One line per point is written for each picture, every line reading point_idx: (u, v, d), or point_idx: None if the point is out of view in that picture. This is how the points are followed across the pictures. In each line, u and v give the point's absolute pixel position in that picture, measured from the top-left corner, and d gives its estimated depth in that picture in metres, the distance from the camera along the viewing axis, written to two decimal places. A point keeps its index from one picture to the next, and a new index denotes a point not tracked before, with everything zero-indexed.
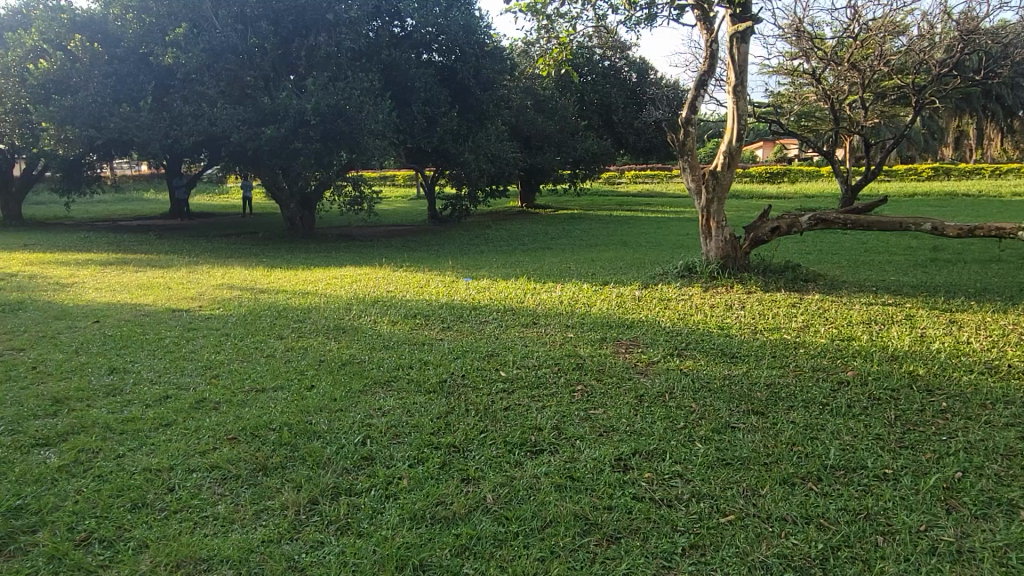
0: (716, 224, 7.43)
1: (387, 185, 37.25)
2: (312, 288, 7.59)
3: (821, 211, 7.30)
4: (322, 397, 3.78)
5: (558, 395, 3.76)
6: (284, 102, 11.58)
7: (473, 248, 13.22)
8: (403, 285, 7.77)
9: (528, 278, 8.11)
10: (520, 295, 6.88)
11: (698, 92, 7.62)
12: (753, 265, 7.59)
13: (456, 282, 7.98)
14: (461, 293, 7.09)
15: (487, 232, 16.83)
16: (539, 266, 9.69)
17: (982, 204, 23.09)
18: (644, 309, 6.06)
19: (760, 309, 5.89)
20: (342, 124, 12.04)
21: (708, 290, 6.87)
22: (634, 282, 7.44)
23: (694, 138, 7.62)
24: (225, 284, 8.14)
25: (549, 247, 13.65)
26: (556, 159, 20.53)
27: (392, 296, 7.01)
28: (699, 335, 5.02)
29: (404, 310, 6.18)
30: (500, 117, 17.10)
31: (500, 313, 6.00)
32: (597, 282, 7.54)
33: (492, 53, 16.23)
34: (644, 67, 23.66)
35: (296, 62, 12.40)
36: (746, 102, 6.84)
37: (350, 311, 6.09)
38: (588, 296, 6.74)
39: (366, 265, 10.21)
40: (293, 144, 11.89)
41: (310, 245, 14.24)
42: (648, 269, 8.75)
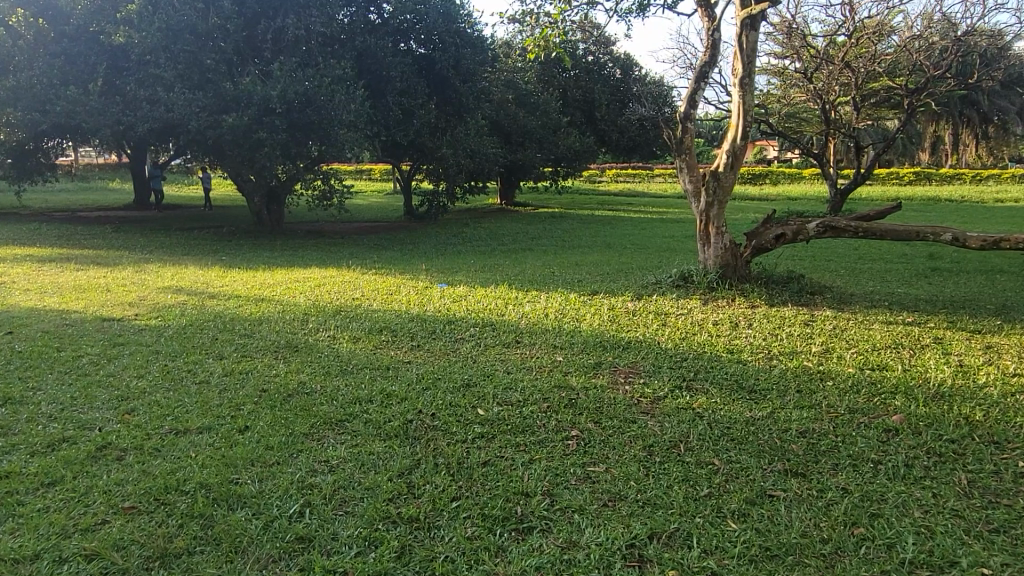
0: (715, 230, 6.77)
1: (362, 179, 36.27)
2: (270, 295, 6.83)
3: (830, 217, 6.68)
4: (255, 445, 3.06)
5: (548, 445, 3.06)
6: (247, 89, 10.77)
7: (450, 248, 12.50)
8: (372, 292, 7.03)
9: (509, 285, 7.41)
10: (500, 306, 6.18)
11: (699, 85, 6.95)
12: (754, 276, 6.96)
13: (429, 289, 7.25)
14: (436, 303, 6.38)
15: (465, 231, 16.12)
16: (520, 271, 8.99)
17: (967, 209, 22.82)
18: (639, 327, 5.38)
19: (770, 329, 5.24)
20: (311, 113, 11.26)
21: (708, 304, 6.22)
22: (626, 292, 6.78)
23: (693, 135, 6.95)
24: (171, 287, 7.34)
25: (529, 248, 12.98)
26: (537, 156, 19.86)
27: (359, 305, 6.27)
28: (708, 361, 4.34)
29: (370, 323, 5.46)
30: (480, 111, 16.39)
31: (478, 329, 5.31)
32: (585, 292, 6.86)
33: (473, 43, 15.50)
34: (628, 63, 23.05)
35: (262, 47, 11.59)
36: (754, 96, 6.18)
37: (307, 325, 5.35)
38: (576, 309, 6.06)
39: (333, 266, 9.47)
40: (256, 134, 11.08)
41: (277, 242, 13.42)
42: (639, 276, 8.08)
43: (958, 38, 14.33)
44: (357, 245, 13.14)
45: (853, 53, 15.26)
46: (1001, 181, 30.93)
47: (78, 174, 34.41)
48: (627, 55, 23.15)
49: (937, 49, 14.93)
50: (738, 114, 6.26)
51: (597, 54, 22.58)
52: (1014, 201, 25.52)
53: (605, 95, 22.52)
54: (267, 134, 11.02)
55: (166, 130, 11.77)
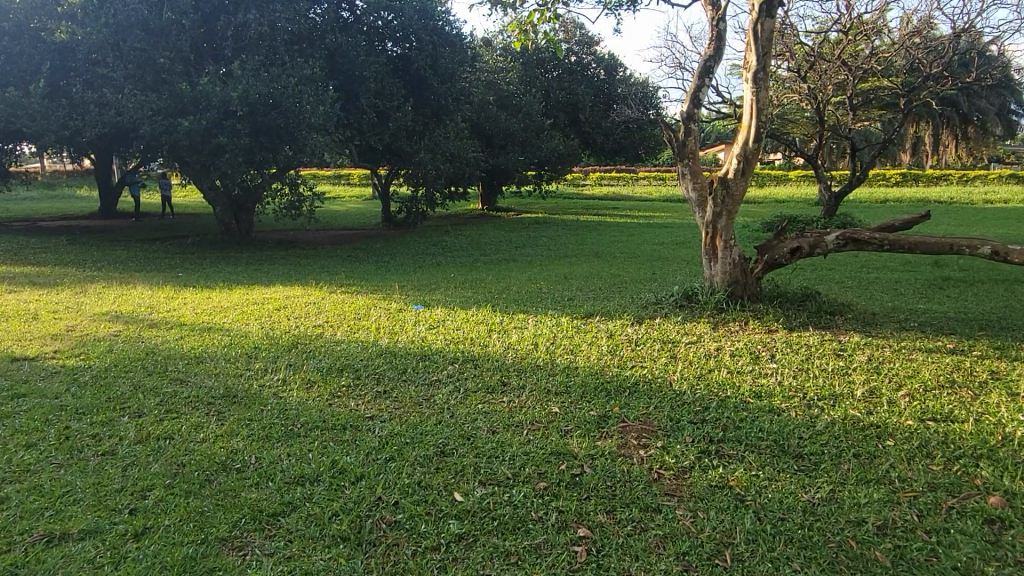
0: (724, 244, 6.04)
1: (340, 185, 35.29)
2: (222, 322, 6.01)
3: (851, 228, 5.97)
4: (150, 563, 2.26)
5: (550, 556, 2.29)
6: (205, 89, 9.94)
7: (428, 261, 11.72)
8: (338, 317, 6.22)
9: (492, 306, 6.61)
10: (483, 335, 5.39)
11: (703, 81, 6.21)
12: (766, 294, 6.24)
13: (403, 313, 6.44)
14: (411, 331, 5.58)
15: (444, 240, 15.33)
16: (505, 288, 8.21)
17: (958, 211, 22.37)
18: (646, 361, 4.62)
19: (797, 363, 4.49)
20: (277, 117, 10.47)
21: (718, 330, 5.47)
22: (625, 315, 6.02)
23: (697, 138, 6.22)
24: (109, 313, 6.49)
25: (513, 258, 12.24)
26: (520, 160, 19.12)
27: (321, 335, 5.46)
28: (735, 412, 3.57)
29: (332, 360, 4.64)
30: (460, 114, 15.63)
31: (459, 366, 4.52)
32: (578, 315, 6.09)
33: (451, 42, 14.74)
34: (613, 63, 22.39)
35: (223, 45, 10.76)
36: (769, 93, 5.45)
37: (256, 364, 4.53)
38: (569, 338, 5.29)
39: (298, 283, 8.66)
40: (216, 138, 10.22)
41: (244, 255, 12.57)
42: (637, 293, 7.32)
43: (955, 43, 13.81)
44: (330, 257, 12.32)
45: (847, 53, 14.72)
46: (987, 182, 30.64)
47: (43, 181, 33.13)
48: (611, 55, 22.47)
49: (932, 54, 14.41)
50: (750, 114, 5.52)
51: (580, 55, 21.91)
52: (1003, 201, 25.15)
53: (589, 97, 21.82)
54: (228, 139, 10.20)
55: (118, 135, 10.89)
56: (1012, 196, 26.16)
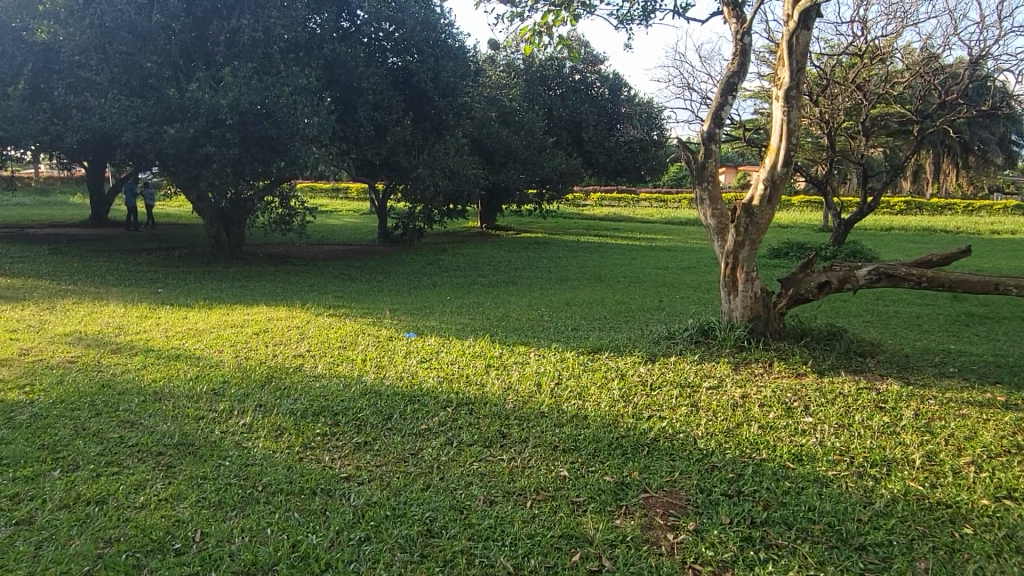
0: (745, 276, 5.54)
1: (338, 198, 34.80)
2: (194, 348, 5.46)
3: (885, 263, 5.47)
4: None
5: None
6: (193, 96, 9.47)
7: (424, 282, 11.21)
8: (322, 345, 5.68)
9: (490, 337, 6.08)
10: (479, 373, 4.85)
11: (725, 99, 5.74)
12: (789, 331, 5.73)
13: (392, 342, 5.90)
14: (401, 365, 5.04)
15: (441, 258, 14.84)
16: (504, 314, 7.68)
17: (965, 241, 21.96)
18: (664, 410, 4.09)
19: (835, 417, 3.97)
20: (269, 127, 10.01)
21: (740, 372, 4.96)
22: (636, 351, 5.50)
23: (717, 160, 5.73)
24: (73, 334, 5.94)
25: (511, 280, 11.74)
26: (521, 178, 18.66)
27: (300, 368, 4.92)
28: (775, 482, 3.05)
29: (309, 400, 4.10)
30: (461, 129, 15.20)
31: (452, 412, 3.99)
32: (583, 350, 5.57)
33: (454, 56, 14.32)
34: (617, 82, 22.02)
35: (214, 50, 10.29)
36: (801, 113, 4.96)
37: (221, 403, 3.98)
38: (577, 379, 4.76)
39: (283, 303, 8.15)
40: (204, 148, 9.74)
41: (232, 269, 12.05)
42: (647, 325, 6.80)
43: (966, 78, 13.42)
44: (321, 274, 11.81)
45: (857, 78, 14.33)
46: (992, 212, 30.28)
47: (36, 187, 32.60)
48: (616, 74, 22.10)
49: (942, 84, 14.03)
50: (779, 137, 5.03)
51: (584, 73, 21.55)
52: (1010, 232, 24.77)
53: (592, 116, 21.42)
54: (217, 149, 9.72)
55: (102, 141, 10.40)
56: (1018, 227, 25.79)
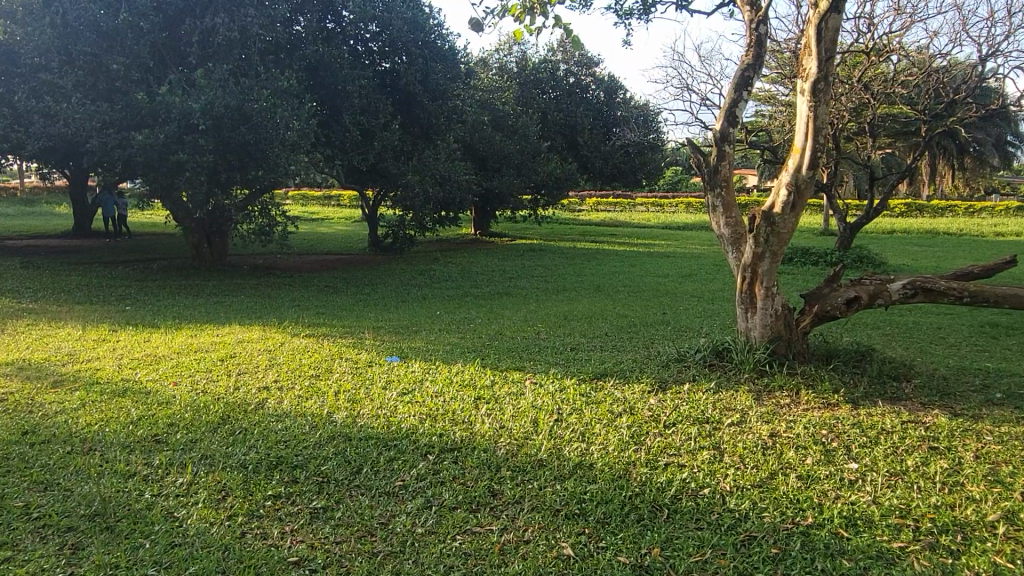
0: (765, 292, 4.96)
1: (329, 206, 34.16)
2: (145, 380, 4.83)
3: (920, 278, 4.89)
4: None
5: None
6: (163, 100, 8.88)
7: (413, 294, 10.60)
8: (292, 375, 5.04)
9: (479, 362, 5.46)
10: (469, 410, 4.23)
11: (739, 95, 5.16)
12: (813, 352, 5.16)
13: (370, 369, 5.28)
14: (380, 400, 4.41)
15: (432, 268, 14.24)
16: (498, 333, 7.07)
17: (970, 243, 21.42)
18: (684, 455, 3.49)
19: (885, 462, 3.39)
20: (246, 132, 9.41)
21: (763, 403, 4.38)
22: (643, 379, 4.89)
23: (731, 162, 5.15)
24: (14, 364, 5.32)
25: (505, 292, 11.15)
26: (516, 183, 18.07)
27: (262, 405, 4.28)
28: (831, 563, 2.49)
29: (266, 450, 3.48)
30: (452, 134, 14.63)
31: (434, 463, 3.37)
32: (585, 377, 4.97)
33: (444, 57, 13.76)
34: (613, 84, 21.48)
35: (187, 51, 9.69)
36: (831, 109, 4.38)
37: (161, 454, 3.37)
38: (579, 415, 4.15)
39: (259, 322, 7.53)
40: (175, 155, 9.13)
41: (210, 283, 11.43)
42: (654, 346, 6.19)
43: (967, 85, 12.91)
44: (305, 288, 11.20)
45: (860, 78, 13.81)
46: (995, 214, 29.78)
47: (20, 197, 31.89)
48: (611, 76, 21.56)
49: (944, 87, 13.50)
50: (804, 136, 4.44)
51: (578, 76, 21.05)
52: (1015, 234, 24.23)
53: (587, 119, 20.86)
54: (189, 156, 9.11)
55: (69, 148, 9.78)
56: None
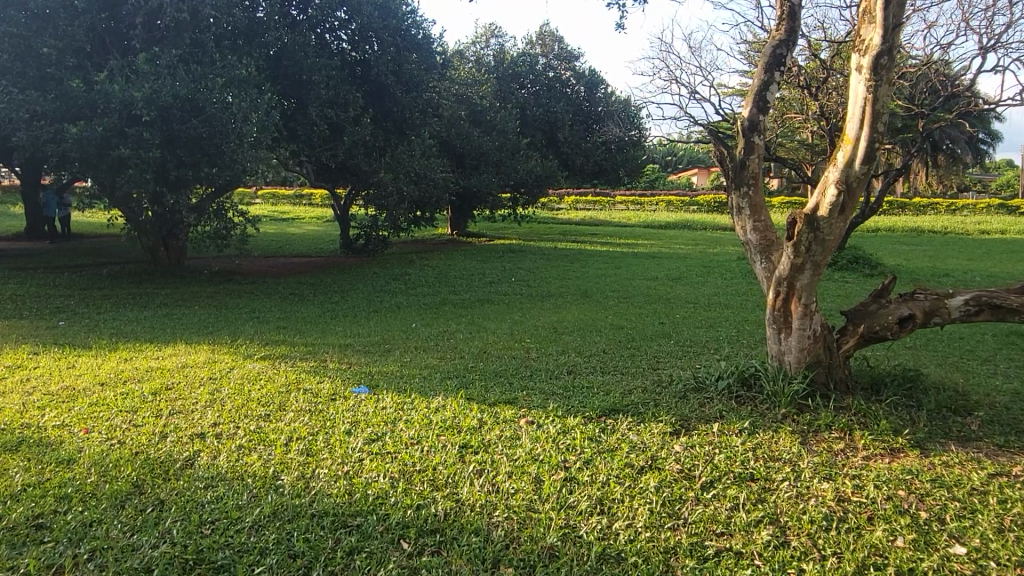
0: (803, 311, 4.19)
1: (300, 205, 33.11)
2: (50, 427, 3.92)
3: (985, 294, 4.13)
4: None
5: None
6: (102, 89, 7.97)
7: (386, 303, 9.72)
8: (237, 415, 4.16)
9: (462, 394, 4.62)
10: (454, 466, 3.39)
11: (769, 78, 4.35)
12: (856, 379, 4.39)
13: (334, 405, 4.42)
14: (341, 454, 3.54)
15: (407, 272, 13.34)
16: (483, 351, 6.23)
17: (958, 242, 20.95)
18: (738, 537, 2.69)
19: (1001, 547, 2.61)
20: (198, 125, 8.51)
21: (814, 451, 3.58)
22: (661, 418, 4.08)
23: (760, 156, 4.35)
24: None
25: (487, 299, 10.31)
26: (494, 182, 17.22)
27: (192, 462, 3.40)
28: None
29: (182, 541, 2.62)
30: (427, 128, 13.78)
31: (411, 559, 2.52)
32: (591, 415, 4.15)
33: (418, 47, 12.92)
34: (594, 79, 20.78)
35: (131, 35, 8.77)
36: (892, 93, 3.58)
37: (35, 553, 2.49)
38: (591, 471, 3.33)
39: (211, 340, 6.64)
40: (116, 149, 8.18)
41: (163, 291, 10.46)
42: (663, 371, 5.40)
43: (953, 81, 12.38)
44: (267, 296, 10.28)
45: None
46: (975, 211, 29.52)
47: None
48: (592, 71, 20.85)
49: (937, 81, 12.93)
50: (858, 124, 3.65)
51: (558, 70, 20.43)
52: (1000, 232, 23.84)
53: (568, 115, 20.12)
54: (131, 151, 8.15)
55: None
56: (1007, 227, 24.91)
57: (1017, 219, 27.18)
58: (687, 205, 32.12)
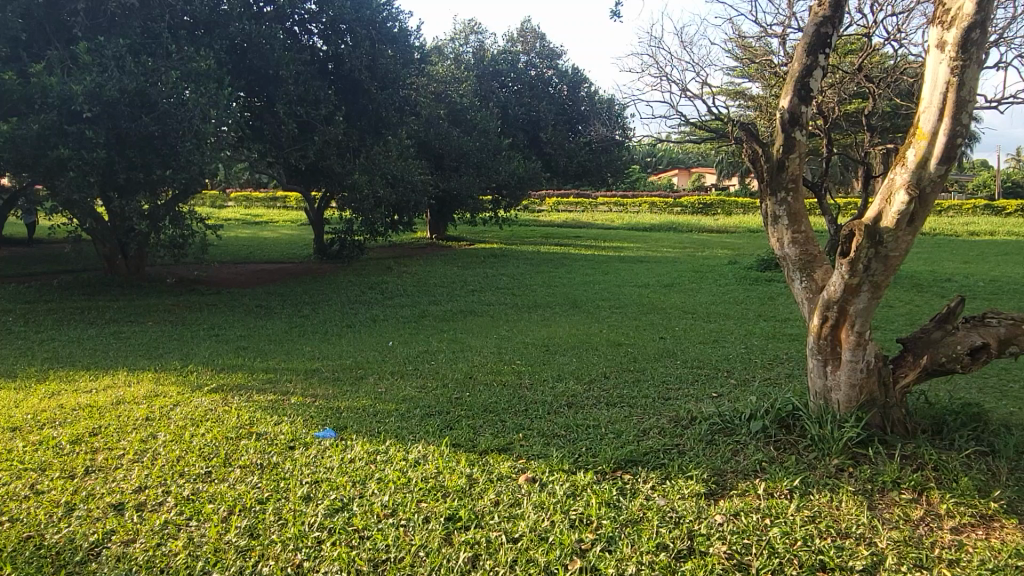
0: (856, 341, 3.49)
1: (275, 208, 32.06)
2: None
3: None
4: None
5: None
6: (38, 82, 7.15)
7: (361, 317, 8.94)
8: (170, 475, 3.37)
9: (448, 442, 3.88)
10: (439, 554, 2.65)
11: (813, 61, 3.63)
12: (914, 421, 3.71)
13: (292, 457, 3.65)
14: (294, 535, 2.77)
15: (385, 280, 12.56)
16: (469, 378, 5.49)
17: (949, 244, 20.52)
18: None
19: None
20: (150, 123, 7.72)
21: (889, 522, 2.88)
22: (691, 474, 3.36)
23: (802, 153, 3.66)
24: None
25: (470, 310, 9.57)
26: (476, 183, 16.46)
27: (97, 555, 2.63)
28: None
29: None
30: (404, 127, 13.01)
31: None
32: (605, 470, 3.43)
33: (394, 41, 12.16)
34: (578, 77, 20.11)
35: (74, 23, 7.93)
36: (980, 78, 2.90)
37: None
38: (617, 561, 2.60)
39: (159, 366, 5.83)
40: (56, 149, 7.35)
41: (116, 304, 9.60)
42: (677, 404, 4.70)
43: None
44: (232, 309, 9.45)
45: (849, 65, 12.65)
46: (961, 212, 29.22)
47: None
48: (575, 69, 20.17)
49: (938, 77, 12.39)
50: (938, 115, 2.98)
51: (540, 68, 19.73)
52: (989, 233, 23.46)
53: (551, 114, 19.42)
54: (72, 151, 7.31)
55: None
56: (994, 228, 24.58)
57: (1004, 219, 26.90)
58: (671, 207, 31.54)
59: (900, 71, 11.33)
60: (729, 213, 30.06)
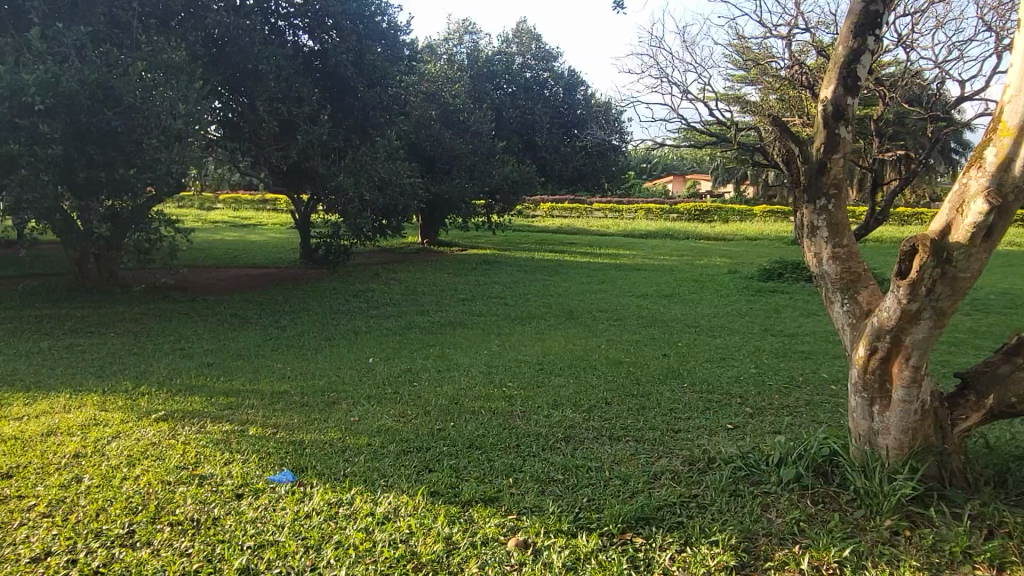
0: (911, 377, 2.92)
1: (264, 211, 31.40)
2: None
3: None
4: None
5: None
6: None
7: (342, 329, 8.35)
8: (81, 538, 2.78)
9: (425, 491, 3.29)
10: None
11: (862, 43, 3.06)
12: (975, 472, 3.13)
13: (236, 511, 3.05)
14: None
15: (370, 288, 11.97)
16: (454, 405, 4.89)
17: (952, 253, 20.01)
18: None
19: None
20: (113, 118, 7.16)
21: None
22: (715, 538, 2.78)
23: (847, 152, 3.09)
24: None
25: (458, 322, 8.98)
26: (468, 188, 15.90)
27: None
28: None
29: None
30: (393, 128, 12.43)
31: None
32: (611, 535, 2.84)
33: (383, 37, 11.60)
34: (574, 79, 19.57)
35: (30, 9, 7.36)
36: None
37: None
38: None
39: (110, 387, 5.24)
40: (5, 144, 6.75)
41: (81, 312, 8.99)
42: (690, 442, 4.11)
43: (962, 82, 11.40)
44: (205, 318, 8.86)
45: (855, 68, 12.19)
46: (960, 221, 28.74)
47: None
48: (571, 71, 19.64)
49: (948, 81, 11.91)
50: None
51: (535, 70, 19.20)
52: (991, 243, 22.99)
53: (546, 117, 18.87)
54: (23, 147, 6.74)
55: None
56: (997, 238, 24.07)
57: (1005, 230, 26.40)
58: (667, 214, 31.01)
59: (911, 74, 10.85)
60: (726, 221, 29.55)
